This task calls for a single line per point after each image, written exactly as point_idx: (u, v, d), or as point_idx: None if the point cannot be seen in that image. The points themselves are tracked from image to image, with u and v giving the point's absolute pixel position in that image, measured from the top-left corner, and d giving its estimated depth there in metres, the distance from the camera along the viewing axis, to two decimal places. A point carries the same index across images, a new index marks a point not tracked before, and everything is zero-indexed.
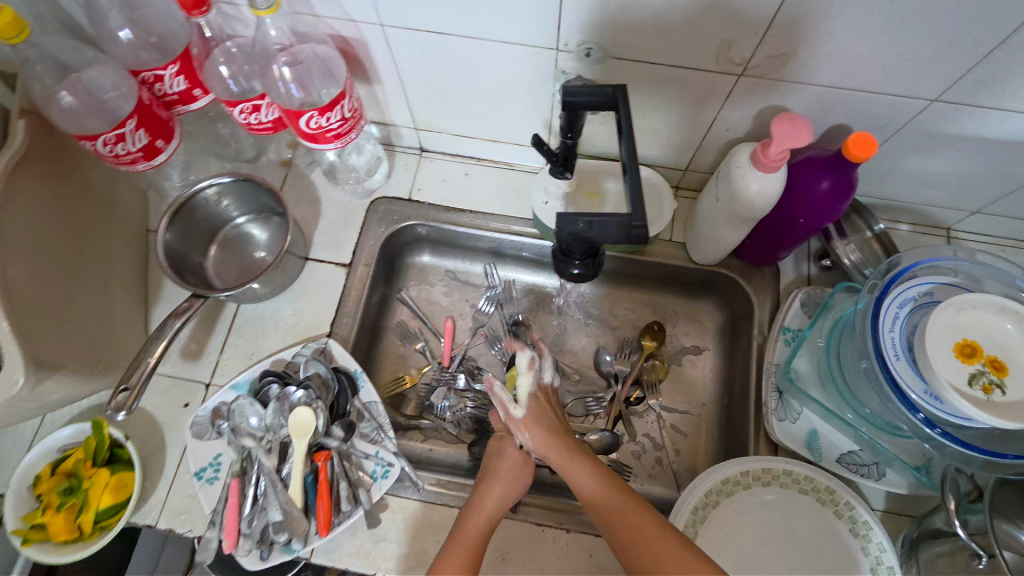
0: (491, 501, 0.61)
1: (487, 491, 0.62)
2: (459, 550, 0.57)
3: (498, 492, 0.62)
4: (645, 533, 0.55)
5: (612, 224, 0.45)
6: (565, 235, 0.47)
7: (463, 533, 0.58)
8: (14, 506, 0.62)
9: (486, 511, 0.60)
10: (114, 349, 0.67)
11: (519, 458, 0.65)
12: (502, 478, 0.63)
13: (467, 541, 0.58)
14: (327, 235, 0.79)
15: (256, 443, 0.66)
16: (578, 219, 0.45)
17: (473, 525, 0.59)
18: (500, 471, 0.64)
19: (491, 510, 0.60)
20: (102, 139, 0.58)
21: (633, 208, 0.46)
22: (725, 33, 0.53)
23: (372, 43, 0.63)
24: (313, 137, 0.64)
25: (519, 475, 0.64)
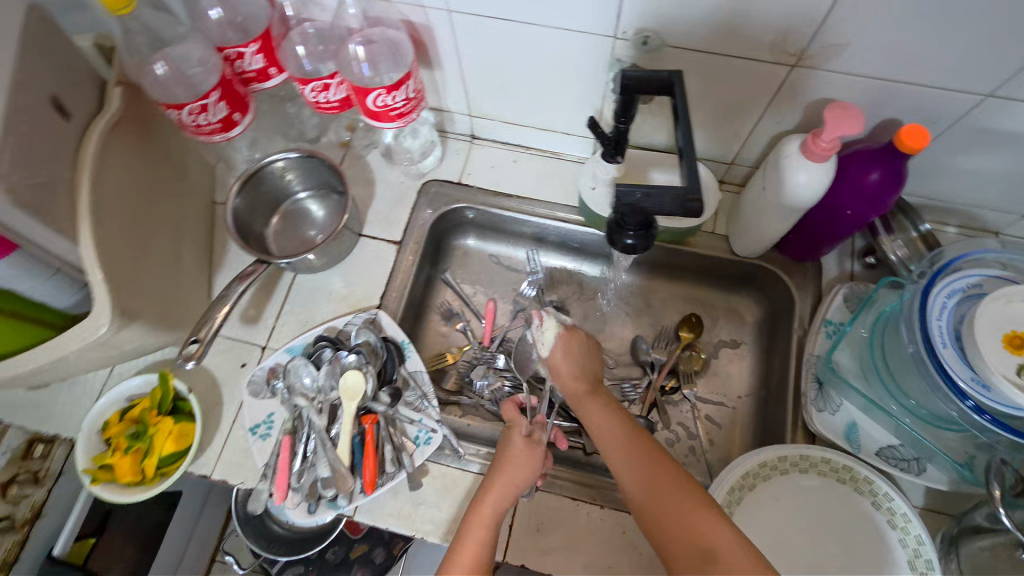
0: (501, 492, 0.60)
1: (494, 483, 0.61)
2: (474, 533, 0.58)
3: (507, 481, 0.61)
4: (659, 484, 0.56)
5: (667, 196, 0.47)
6: (621, 207, 0.49)
7: (476, 517, 0.59)
8: (86, 447, 0.68)
9: (497, 501, 0.60)
10: (182, 307, 0.71)
11: (526, 446, 0.64)
12: (511, 469, 0.62)
13: (481, 528, 0.58)
14: (380, 214, 0.83)
15: (308, 404, 0.69)
16: (635, 188, 0.48)
17: (486, 511, 0.59)
18: (509, 461, 0.62)
19: (502, 500, 0.60)
20: (188, 108, 0.63)
21: (689, 181, 0.48)
22: (781, 23, 0.55)
23: (437, 29, 0.66)
24: (377, 116, 0.68)
25: (528, 464, 0.62)
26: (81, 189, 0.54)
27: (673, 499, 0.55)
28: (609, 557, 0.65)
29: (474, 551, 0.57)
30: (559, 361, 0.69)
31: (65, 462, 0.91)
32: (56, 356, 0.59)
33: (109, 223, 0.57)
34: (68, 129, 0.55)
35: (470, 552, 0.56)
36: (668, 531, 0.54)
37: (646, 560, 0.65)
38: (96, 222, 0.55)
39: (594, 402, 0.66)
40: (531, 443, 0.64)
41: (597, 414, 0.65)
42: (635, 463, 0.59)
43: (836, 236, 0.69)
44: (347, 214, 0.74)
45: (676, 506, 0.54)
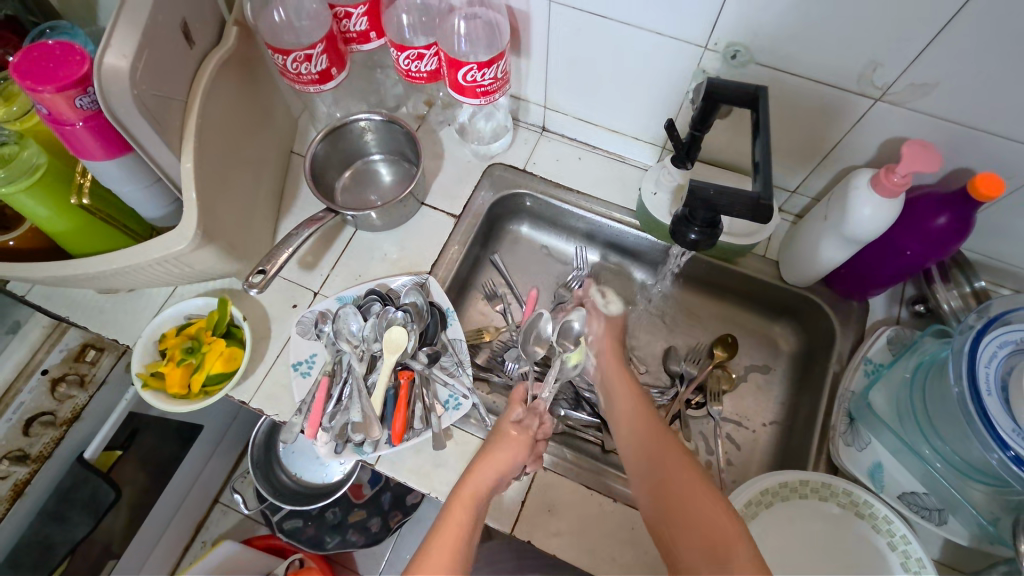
0: (489, 468, 0.60)
1: (483, 462, 0.61)
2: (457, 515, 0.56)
3: (493, 464, 0.61)
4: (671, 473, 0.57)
5: (744, 200, 0.52)
6: (694, 200, 0.54)
7: (459, 503, 0.57)
8: (141, 354, 0.72)
9: (482, 479, 0.60)
10: (252, 241, 0.76)
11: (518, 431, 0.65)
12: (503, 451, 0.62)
13: (466, 516, 0.57)
14: (444, 188, 0.86)
15: (351, 349, 0.73)
16: (710, 185, 0.53)
17: (469, 493, 0.58)
18: (501, 441, 0.63)
19: (487, 481, 0.60)
20: (294, 56, 0.67)
21: (763, 187, 0.52)
22: (873, 52, 0.57)
23: (534, 17, 0.70)
24: (463, 89, 0.71)
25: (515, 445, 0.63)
26: (191, 111, 0.59)
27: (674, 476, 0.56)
28: (614, 550, 0.66)
29: (456, 535, 0.55)
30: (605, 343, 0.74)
31: (111, 371, 0.95)
32: (128, 264, 0.64)
33: (209, 149, 0.62)
34: (190, 56, 0.61)
35: (453, 533, 0.55)
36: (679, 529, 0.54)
37: (651, 559, 0.65)
38: (200, 141, 0.60)
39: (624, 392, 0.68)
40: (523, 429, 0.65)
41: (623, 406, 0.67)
42: (651, 464, 0.59)
43: (892, 276, 0.70)
44: (414, 183, 0.77)
45: (677, 490, 0.55)
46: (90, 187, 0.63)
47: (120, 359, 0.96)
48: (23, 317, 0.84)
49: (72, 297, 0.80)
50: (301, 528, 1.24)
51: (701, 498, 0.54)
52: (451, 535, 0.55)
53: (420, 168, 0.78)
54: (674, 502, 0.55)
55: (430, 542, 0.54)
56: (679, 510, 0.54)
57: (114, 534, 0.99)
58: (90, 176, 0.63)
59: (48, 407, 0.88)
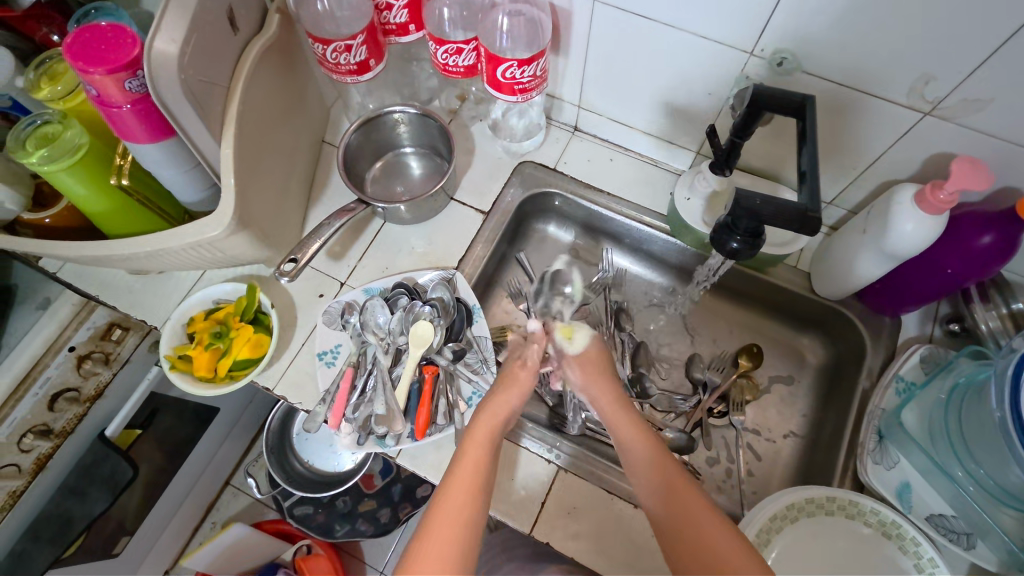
0: (498, 406, 0.61)
1: (494, 403, 0.61)
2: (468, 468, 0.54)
3: (502, 403, 0.61)
4: (674, 498, 0.53)
5: (793, 212, 0.50)
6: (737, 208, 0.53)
7: (470, 444, 0.56)
8: (169, 336, 0.72)
9: (493, 414, 0.60)
10: (283, 226, 0.76)
11: (525, 369, 0.65)
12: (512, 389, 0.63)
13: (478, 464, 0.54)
14: (473, 184, 0.86)
15: (377, 342, 0.73)
16: (757, 194, 0.51)
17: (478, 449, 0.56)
18: (507, 378, 0.64)
19: (496, 422, 0.59)
20: (334, 45, 0.67)
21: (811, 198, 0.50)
22: (925, 65, 0.56)
23: (576, 15, 0.70)
24: (500, 85, 0.71)
25: (523, 378, 0.64)
26: (232, 97, 0.59)
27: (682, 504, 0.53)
28: (634, 555, 0.65)
29: (476, 466, 0.54)
30: (590, 357, 0.67)
31: (134, 351, 0.95)
32: (161, 247, 0.64)
33: (247, 135, 0.62)
34: (233, 42, 0.61)
35: (467, 477, 0.53)
36: (678, 549, 0.51)
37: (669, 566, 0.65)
38: (239, 128, 0.60)
39: (623, 409, 0.62)
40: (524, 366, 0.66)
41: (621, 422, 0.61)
42: (652, 478, 0.56)
43: (930, 293, 0.68)
44: (445, 179, 0.77)
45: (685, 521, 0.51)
46: (129, 168, 0.64)
47: (144, 339, 0.96)
48: (53, 294, 0.85)
49: (101, 278, 0.81)
50: (311, 515, 1.25)
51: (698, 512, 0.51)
52: (462, 483, 0.52)
53: (453, 162, 0.78)
54: (677, 522, 0.52)
55: (442, 494, 0.51)
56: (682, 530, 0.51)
57: (128, 512, 1.01)
58: (128, 158, 0.63)
59: (74, 383, 0.88)
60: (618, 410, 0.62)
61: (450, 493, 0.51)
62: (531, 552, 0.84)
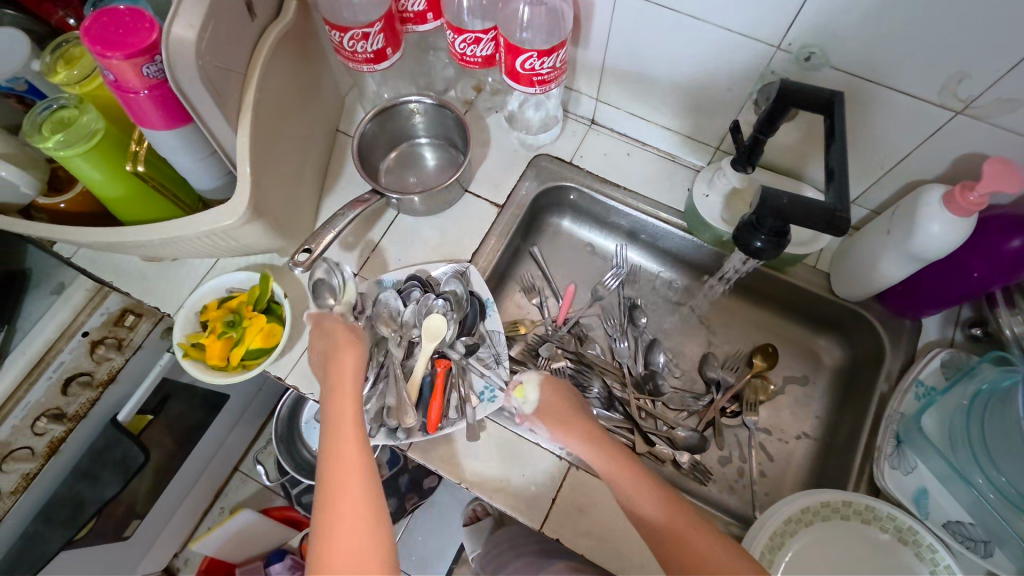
0: (348, 376, 0.61)
1: (340, 378, 0.61)
2: (352, 459, 0.55)
3: (348, 379, 0.61)
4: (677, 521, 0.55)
5: (822, 211, 0.49)
6: (762, 207, 0.51)
7: (336, 434, 0.56)
8: (182, 324, 0.72)
9: (346, 386, 0.60)
10: (296, 213, 0.75)
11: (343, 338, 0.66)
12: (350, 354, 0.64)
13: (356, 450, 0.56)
14: (488, 176, 0.85)
15: (390, 334, 0.72)
16: (783, 193, 0.49)
17: (345, 439, 0.56)
18: (342, 351, 0.64)
19: (354, 393, 0.60)
20: (352, 33, 0.67)
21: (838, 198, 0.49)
22: (960, 62, 0.54)
23: (597, 6, 0.68)
24: (518, 76, 0.70)
25: (356, 352, 0.64)
26: (249, 84, 0.59)
27: (686, 527, 0.55)
28: (644, 555, 0.65)
29: (353, 453, 0.55)
30: (551, 404, 0.67)
31: (146, 338, 0.95)
32: (177, 235, 0.64)
33: (263, 124, 0.62)
34: (250, 28, 0.60)
35: (351, 455, 0.55)
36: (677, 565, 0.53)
37: None
38: (255, 116, 0.60)
39: (604, 444, 0.63)
40: (328, 330, 0.67)
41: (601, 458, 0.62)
42: (648, 503, 0.57)
43: (955, 297, 0.67)
44: (460, 171, 0.76)
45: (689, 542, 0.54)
46: (145, 155, 0.63)
47: (156, 325, 0.95)
48: (68, 279, 0.84)
49: (116, 264, 0.82)
50: None
51: (698, 534, 0.54)
52: (348, 479, 0.54)
53: (468, 154, 0.77)
54: (679, 543, 0.54)
55: (334, 496, 0.53)
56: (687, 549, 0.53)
57: (138, 496, 1.02)
58: (145, 145, 0.63)
59: (86, 368, 0.88)
60: (597, 442, 0.63)
61: (340, 494, 0.53)
62: (539, 548, 0.83)
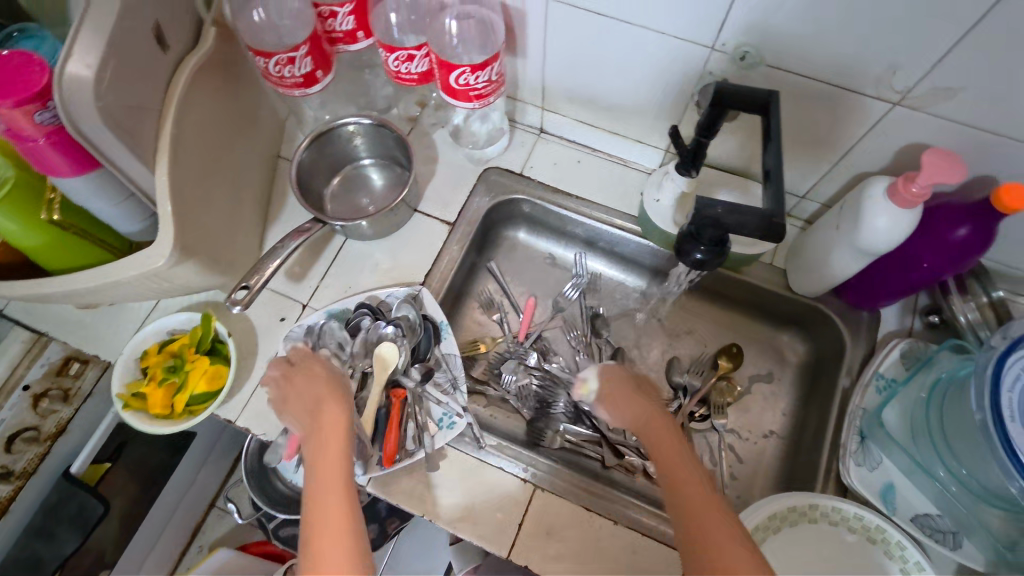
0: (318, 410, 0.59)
1: (320, 412, 0.58)
2: (334, 503, 0.51)
3: (325, 415, 0.58)
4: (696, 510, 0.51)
5: (753, 218, 0.48)
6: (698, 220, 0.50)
7: (317, 470, 0.54)
8: (121, 372, 0.69)
9: (326, 421, 0.58)
10: (233, 246, 0.71)
11: (319, 365, 0.64)
12: (314, 381, 0.62)
13: (336, 496, 0.52)
14: (437, 194, 0.83)
15: (340, 365, 0.69)
16: (717, 203, 0.48)
17: (322, 488, 0.53)
18: (315, 384, 0.61)
19: (334, 427, 0.57)
20: (276, 58, 0.64)
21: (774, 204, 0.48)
22: (891, 55, 0.53)
23: (529, 16, 0.66)
24: (455, 92, 0.68)
25: (337, 391, 0.61)
26: (166, 119, 0.56)
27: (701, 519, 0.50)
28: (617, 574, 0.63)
29: (336, 488, 0.53)
30: (614, 393, 0.64)
31: (95, 385, 0.91)
32: (103, 281, 0.60)
33: (186, 160, 0.59)
34: (164, 60, 0.57)
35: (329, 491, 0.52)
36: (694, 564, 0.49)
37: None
38: (175, 153, 0.57)
39: (653, 428, 0.59)
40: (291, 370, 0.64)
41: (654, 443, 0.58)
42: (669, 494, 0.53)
43: (908, 287, 0.66)
44: (404, 191, 0.74)
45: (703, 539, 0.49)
46: (61, 201, 0.60)
47: (105, 371, 0.91)
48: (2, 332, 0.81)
49: (52, 312, 0.78)
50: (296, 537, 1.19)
51: (710, 529, 0.49)
52: (328, 516, 0.51)
53: (414, 173, 0.75)
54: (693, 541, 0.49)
55: (313, 537, 0.50)
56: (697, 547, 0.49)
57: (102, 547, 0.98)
58: (60, 191, 0.59)
59: (30, 423, 0.84)
60: (657, 430, 0.58)
61: (319, 533, 0.50)
62: None
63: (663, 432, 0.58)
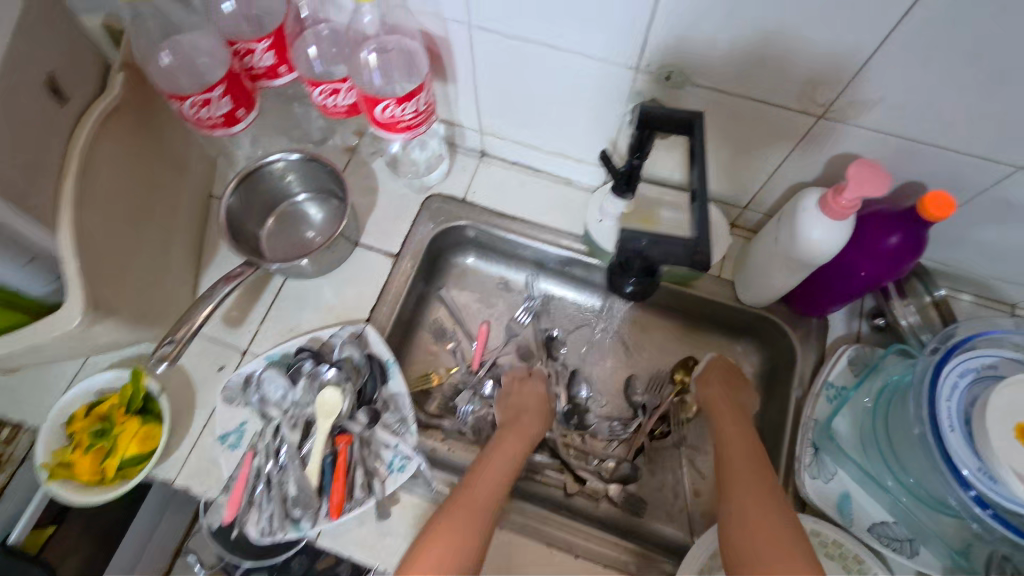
0: (511, 444, 0.68)
1: (504, 445, 0.68)
2: (473, 506, 0.60)
3: (510, 443, 0.69)
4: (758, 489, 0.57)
5: (677, 247, 0.47)
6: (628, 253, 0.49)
7: (479, 479, 0.63)
8: (46, 441, 0.65)
9: (502, 451, 0.67)
10: (166, 297, 0.69)
11: (535, 397, 0.76)
12: (518, 396, 0.76)
13: (491, 487, 0.63)
14: (379, 225, 0.81)
15: (281, 415, 0.66)
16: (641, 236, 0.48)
17: (496, 475, 0.64)
18: (517, 424, 0.72)
19: (515, 456, 0.67)
20: (190, 100, 0.61)
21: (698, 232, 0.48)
22: (811, 71, 0.53)
23: (455, 44, 0.65)
24: (384, 126, 0.66)
25: (538, 426, 0.73)
26: (67, 176, 0.54)
27: (763, 499, 0.55)
28: None
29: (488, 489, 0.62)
30: (711, 382, 0.71)
31: None
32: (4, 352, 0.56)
33: (94, 215, 0.56)
34: (61, 114, 0.56)
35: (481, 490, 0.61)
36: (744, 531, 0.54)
37: None
38: (80, 208, 0.54)
39: (735, 424, 0.65)
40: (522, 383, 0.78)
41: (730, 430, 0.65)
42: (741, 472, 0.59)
43: (850, 295, 0.67)
44: (343, 223, 0.72)
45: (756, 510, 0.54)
46: None
47: None
48: None
49: None
50: None
51: (768, 510, 0.54)
52: (467, 506, 0.60)
53: (349, 206, 0.72)
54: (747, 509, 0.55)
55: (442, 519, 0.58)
56: (750, 516, 0.54)
57: None
58: None
59: None
60: (741, 427, 0.65)
61: (449, 520, 0.58)
62: None
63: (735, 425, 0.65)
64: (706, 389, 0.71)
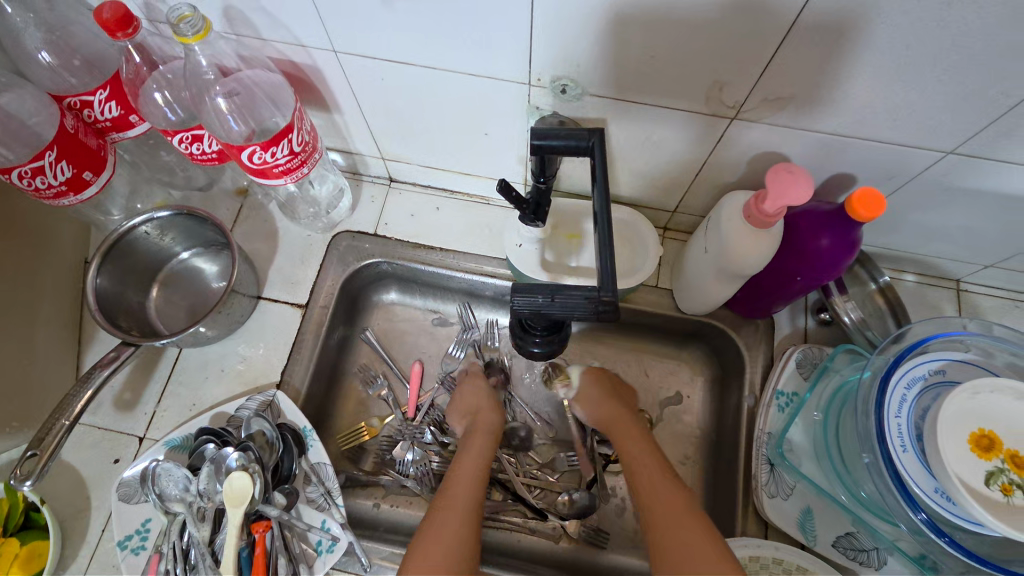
0: (475, 451, 0.65)
1: (468, 455, 0.64)
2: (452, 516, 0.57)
3: (475, 448, 0.65)
4: (668, 505, 0.56)
5: (578, 302, 0.45)
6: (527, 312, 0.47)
7: (453, 489, 0.60)
8: None
9: (472, 457, 0.64)
10: (11, 384, 0.60)
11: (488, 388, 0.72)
12: (465, 394, 0.71)
13: (468, 495, 0.59)
14: (283, 273, 0.73)
15: (186, 508, 0.59)
16: (539, 292, 0.46)
17: (472, 483, 0.61)
18: (478, 425, 0.68)
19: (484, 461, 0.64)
20: (17, 172, 0.52)
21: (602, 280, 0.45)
22: (713, 73, 0.48)
23: (328, 72, 0.57)
24: (261, 172, 0.58)
25: (495, 416, 0.69)
26: None
27: (680, 520, 0.55)
28: None
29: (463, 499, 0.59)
30: (586, 394, 0.70)
31: None
32: None
33: None
34: None
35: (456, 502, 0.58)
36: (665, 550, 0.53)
37: None
38: None
39: (633, 437, 0.65)
40: (473, 378, 0.73)
41: (629, 448, 0.64)
42: (654, 489, 0.59)
43: (789, 297, 0.62)
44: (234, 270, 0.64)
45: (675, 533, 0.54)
46: None
47: None
48: None
49: None
50: None
51: (693, 532, 0.53)
52: (450, 514, 0.57)
53: (237, 252, 0.64)
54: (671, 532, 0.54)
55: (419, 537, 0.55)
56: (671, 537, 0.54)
57: None
58: None
59: None
60: (639, 439, 0.65)
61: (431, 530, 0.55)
62: None
63: (636, 439, 0.65)
64: (587, 407, 0.70)
